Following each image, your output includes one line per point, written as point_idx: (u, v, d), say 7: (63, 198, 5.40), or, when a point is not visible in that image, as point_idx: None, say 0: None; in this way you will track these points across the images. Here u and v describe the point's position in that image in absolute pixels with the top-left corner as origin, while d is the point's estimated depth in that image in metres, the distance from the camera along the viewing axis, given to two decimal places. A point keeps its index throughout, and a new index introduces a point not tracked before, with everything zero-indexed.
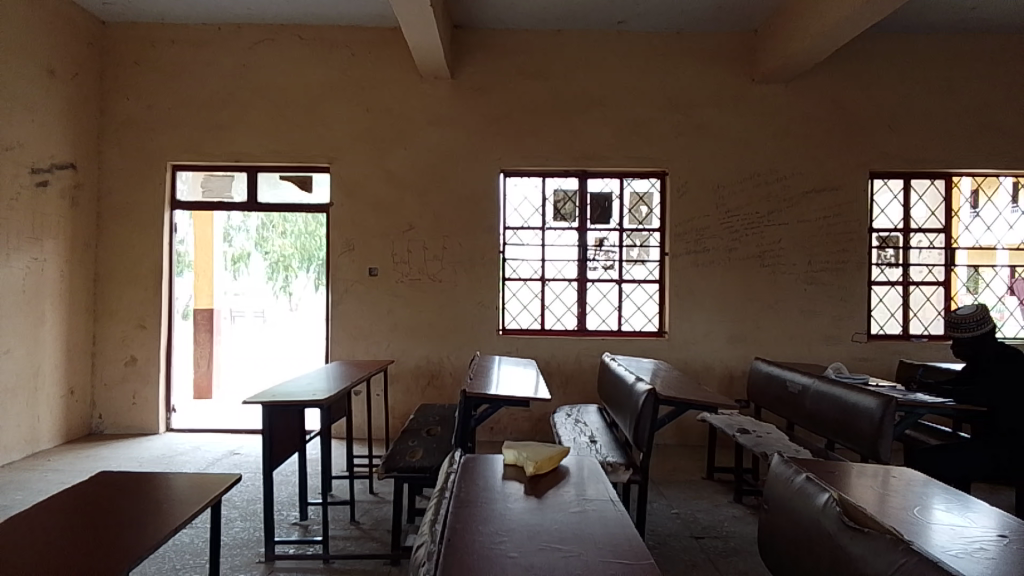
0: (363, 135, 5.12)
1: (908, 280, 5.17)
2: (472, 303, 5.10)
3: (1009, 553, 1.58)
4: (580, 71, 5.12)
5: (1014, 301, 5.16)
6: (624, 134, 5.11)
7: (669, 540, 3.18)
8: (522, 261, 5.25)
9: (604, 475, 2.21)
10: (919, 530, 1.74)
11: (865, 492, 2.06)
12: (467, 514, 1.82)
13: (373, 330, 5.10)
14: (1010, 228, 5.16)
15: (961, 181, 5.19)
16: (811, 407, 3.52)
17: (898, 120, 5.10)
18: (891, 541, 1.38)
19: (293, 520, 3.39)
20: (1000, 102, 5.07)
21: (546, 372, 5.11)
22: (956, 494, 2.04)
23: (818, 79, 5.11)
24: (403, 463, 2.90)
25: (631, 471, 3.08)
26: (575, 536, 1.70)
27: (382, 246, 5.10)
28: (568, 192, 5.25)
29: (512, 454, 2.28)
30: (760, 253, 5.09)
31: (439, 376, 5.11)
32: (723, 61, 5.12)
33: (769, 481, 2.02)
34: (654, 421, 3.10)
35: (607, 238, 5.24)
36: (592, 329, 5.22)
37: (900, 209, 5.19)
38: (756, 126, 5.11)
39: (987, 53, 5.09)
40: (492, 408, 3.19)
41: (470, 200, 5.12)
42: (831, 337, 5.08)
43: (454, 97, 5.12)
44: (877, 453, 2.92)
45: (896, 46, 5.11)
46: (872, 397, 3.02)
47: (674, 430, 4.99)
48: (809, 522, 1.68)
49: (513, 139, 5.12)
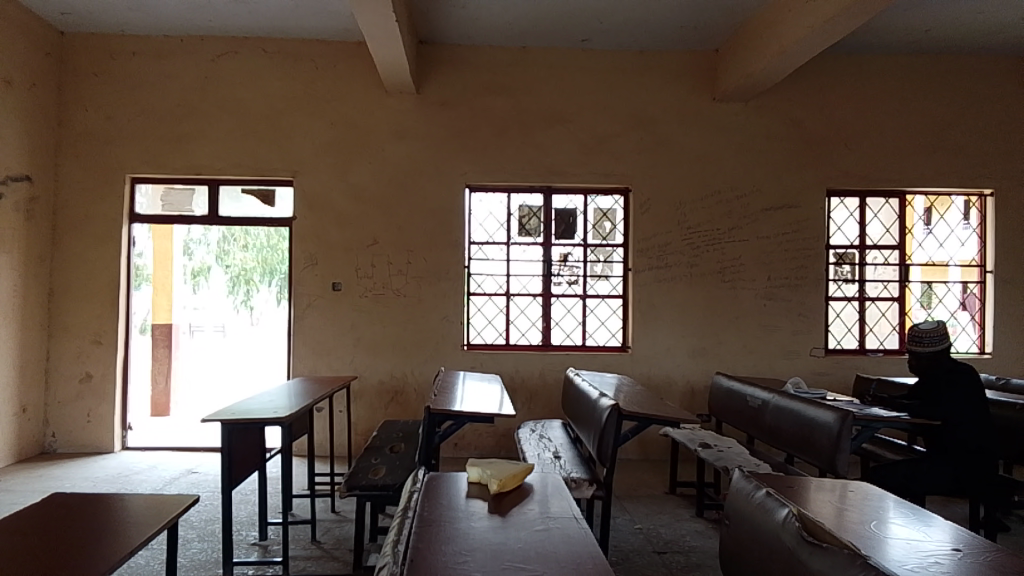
0: (328, 149, 5.09)
1: (865, 296, 5.29)
2: (436, 318, 5.09)
3: (964, 566, 1.62)
4: (545, 87, 5.16)
5: (966, 316, 5.32)
6: (588, 150, 5.16)
7: (632, 555, 3.19)
8: (486, 277, 5.25)
9: (568, 492, 2.21)
10: (876, 544, 1.78)
11: (824, 507, 2.09)
12: (430, 533, 1.81)
13: (336, 344, 5.05)
14: (961, 245, 5.33)
15: (915, 199, 5.35)
16: (771, 421, 3.57)
17: (854, 140, 5.22)
18: (850, 555, 1.41)
19: (252, 540, 3.33)
20: (951, 123, 5.24)
21: (511, 388, 5.10)
22: (913, 508, 2.08)
23: (778, 99, 5.22)
24: (365, 481, 2.86)
25: (594, 486, 3.08)
26: (539, 555, 1.70)
27: (346, 261, 5.06)
28: (533, 207, 5.27)
29: (476, 472, 2.28)
30: (721, 269, 5.16)
31: (403, 392, 5.08)
32: (685, 80, 5.20)
33: (731, 495, 2.04)
34: (617, 436, 3.11)
35: (572, 253, 5.27)
36: (556, 344, 5.24)
37: (856, 226, 5.31)
38: (718, 144, 5.19)
39: (939, 75, 5.25)
40: (456, 424, 3.18)
41: (436, 215, 5.12)
42: (790, 352, 5.17)
43: (420, 112, 5.12)
44: (834, 466, 2.97)
45: (852, 66, 5.25)
46: (830, 411, 3.07)
47: (637, 444, 5.03)
48: (770, 537, 1.71)
49: (478, 155, 5.13)
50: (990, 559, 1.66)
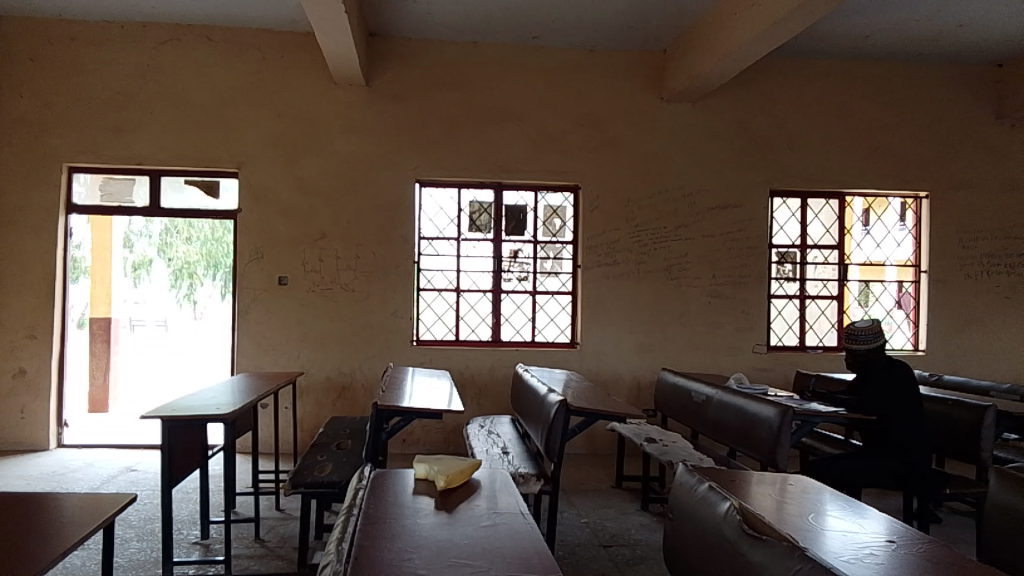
0: (274, 141, 5.00)
1: (805, 294, 5.43)
2: (384, 314, 5.06)
3: (896, 558, 1.68)
4: (495, 82, 5.15)
5: (901, 314, 5.51)
6: (538, 147, 5.18)
7: (578, 549, 3.22)
8: (436, 272, 5.22)
9: (515, 487, 2.22)
10: (814, 536, 1.83)
11: (765, 500, 2.14)
12: (376, 531, 1.80)
13: (282, 340, 4.98)
14: (897, 246, 5.51)
15: (854, 201, 5.51)
16: (715, 416, 3.64)
17: (797, 141, 5.35)
18: (789, 547, 1.45)
19: (193, 539, 3.26)
20: (889, 127, 5.41)
21: (460, 384, 5.09)
22: (849, 501, 2.15)
23: (724, 99, 5.31)
24: (311, 478, 2.82)
25: (542, 481, 3.10)
26: (485, 552, 1.70)
27: (293, 254, 4.98)
28: (483, 203, 5.26)
29: (423, 468, 2.27)
30: (668, 267, 5.24)
31: (350, 388, 5.03)
32: (633, 79, 5.26)
33: (674, 489, 2.07)
34: (565, 431, 3.14)
35: (522, 250, 5.28)
36: (505, 340, 5.25)
37: (798, 226, 5.45)
38: (666, 144, 5.26)
39: (877, 81, 5.42)
40: (404, 420, 3.16)
41: (385, 210, 5.07)
42: (733, 348, 5.28)
43: (369, 105, 5.06)
44: (775, 461, 3.04)
45: (796, 70, 5.36)
46: (771, 407, 3.15)
47: (584, 439, 5.08)
48: (712, 530, 1.74)
49: (429, 150, 5.10)
50: (921, 550, 1.73)
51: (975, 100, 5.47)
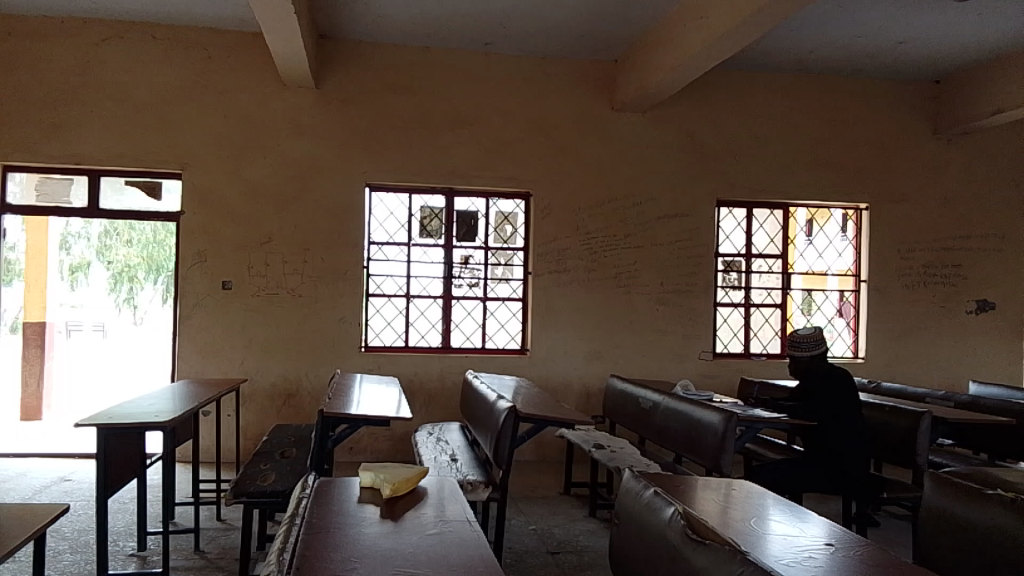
0: (220, 142, 4.90)
1: (750, 302, 5.55)
2: (333, 319, 4.99)
3: (835, 561, 1.72)
4: (447, 88, 5.13)
5: (842, 322, 5.66)
6: (490, 154, 5.17)
7: (527, 557, 3.22)
8: (386, 278, 5.17)
9: (463, 494, 2.21)
10: (756, 540, 1.86)
11: (709, 505, 2.16)
12: (318, 540, 1.77)
13: (226, 346, 4.87)
14: (839, 256, 5.66)
15: (797, 212, 5.64)
16: (662, 423, 3.68)
17: (744, 153, 5.45)
18: (732, 551, 1.48)
19: (130, 551, 3.15)
20: (831, 140, 5.56)
21: (409, 391, 5.05)
22: (791, 506, 2.19)
23: (673, 110, 5.39)
24: (253, 488, 2.75)
25: (490, 488, 3.08)
26: (431, 560, 1.69)
27: (238, 258, 4.88)
28: (434, 208, 5.23)
29: (369, 477, 2.23)
30: (617, 275, 5.29)
31: (296, 395, 4.94)
32: (584, 88, 5.30)
33: (620, 495, 2.08)
34: (514, 438, 3.13)
35: (473, 256, 5.27)
36: (456, 347, 5.22)
37: (743, 235, 5.56)
38: (616, 152, 5.31)
39: (820, 95, 5.56)
40: (351, 428, 3.12)
41: (334, 214, 5.01)
42: (680, 355, 5.36)
43: (318, 108, 4.99)
44: (720, 466, 3.09)
45: (743, 82, 5.47)
46: (716, 413, 3.20)
47: (533, 446, 5.08)
48: (657, 536, 1.76)
49: (379, 154, 5.06)
50: (859, 553, 1.77)
51: (913, 116, 5.66)
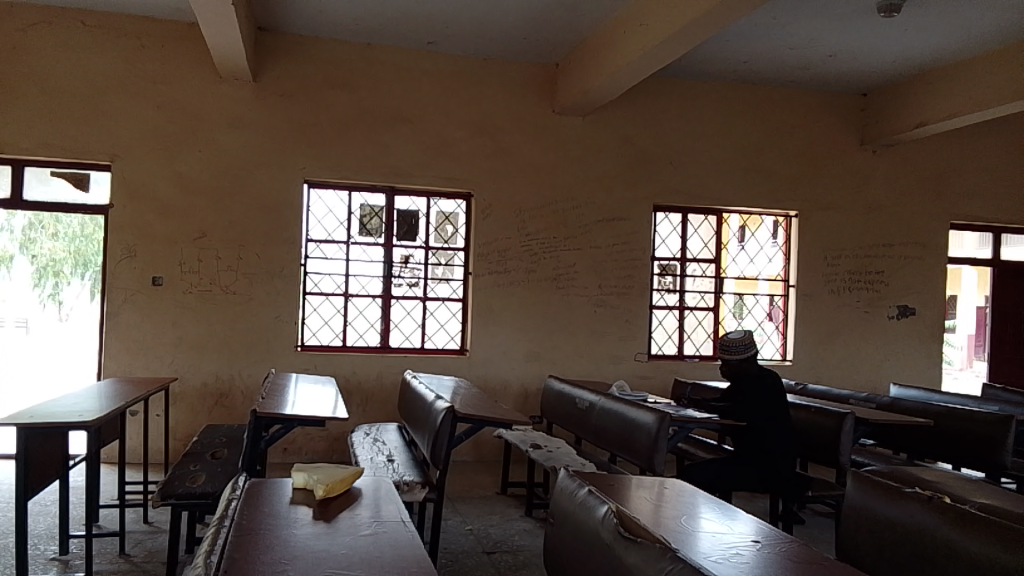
0: (152, 134, 4.76)
1: (684, 305, 5.68)
2: (268, 318, 4.90)
3: (761, 557, 1.77)
4: (389, 86, 5.10)
5: (772, 326, 5.83)
6: (431, 153, 5.16)
7: (462, 557, 3.22)
8: (324, 276, 5.10)
9: (398, 495, 2.21)
10: (686, 538, 1.90)
11: (642, 503, 2.21)
12: (247, 542, 1.75)
13: (156, 343, 4.75)
14: (769, 261, 5.84)
15: (731, 218, 5.79)
16: (597, 423, 3.73)
17: (681, 159, 5.57)
18: (662, 549, 1.53)
19: (51, 554, 3.04)
20: (765, 148, 5.71)
21: (346, 391, 5.00)
22: (721, 504, 2.26)
23: (614, 114, 5.46)
24: (182, 489, 2.69)
25: (427, 489, 3.08)
26: (364, 561, 1.68)
27: (170, 254, 4.77)
28: (374, 207, 5.19)
29: (301, 478, 2.20)
30: (556, 276, 5.33)
31: (228, 394, 4.84)
32: (526, 90, 5.32)
33: (555, 494, 2.11)
34: (451, 438, 3.13)
35: (413, 255, 5.25)
36: (394, 346, 5.19)
37: (678, 240, 5.68)
38: (557, 155, 5.36)
39: (755, 104, 5.71)
40: (285, 428, 3.08)
41: (271, 211, 4.92)
42: (616, 357, 5.45)
43: (256, 102, 4.90)
44: (653, 465, 3.16)
45: (682, 90, 5.58)
46: (650, 413, 3.26)
47: (471, 446, 5.09)
48: (590, 533, 1.79)
49: (318, 151, 4.99)
50: (783, 549, 1.83)
51: (842, 126, 5.87)
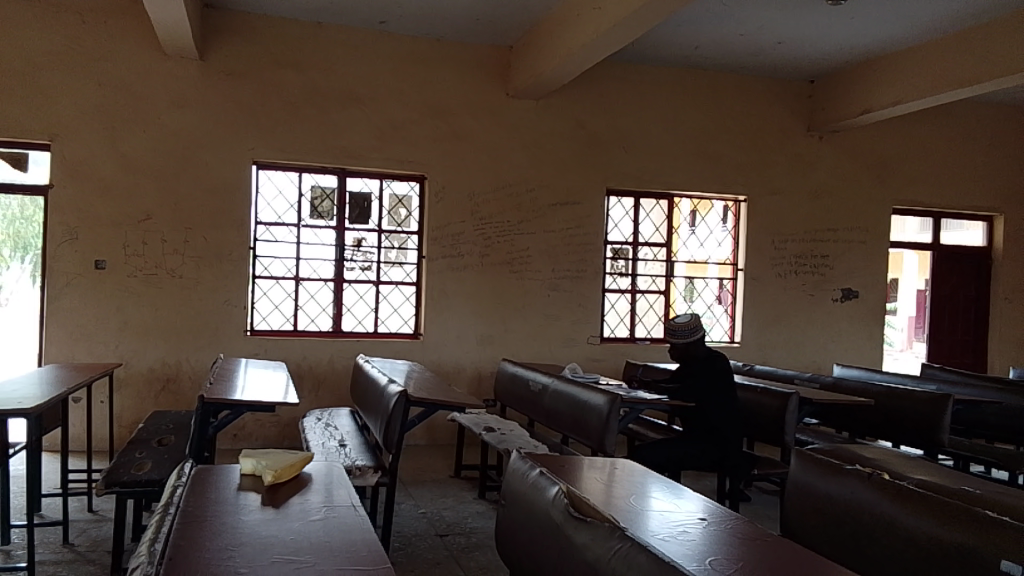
0: (94, 113, 4.61)
1: (636, 288, 5.75)
2: (216, 302, 4.81)
3: (707, 534, 1.81)
4: (340, 66, 5.01)
5: (721, 309, 5.94)
6: (383, 135, 5.10)
7: (415, 540, 3.23)
8: (273, 259, 5.02)
9: (348, 479, 2.20)
10: (635, 516, 1.94)
11: (593, 483, 2.23)
12: (193, 529, 1.72)
13: (100, 328, 4.63)
14: (718, 245, 5.93)
15: (682, 202, 5.87)
16: (550, 405, 3.76)
17: (633, 143, 5.61)
18: (610, 528, 1.56)
19: None
20: (715, 133, 5.79)
21: (297, 375, 4.95)
22: (669, 483, 2.30)
23: (568, 98, 5.46)
24: (127, 476, 2.64)
25: (379, 473, 3.07)
26: (313, 546, 1.68)
27: (113, 237, 4.64)
28: (326, 189, 5.12)
29: (250, 464, 2.17)
30: (509, 260, 5.34)
31: (175, 380, 4.75)
32: (480, 72, 5.28)
33: (507, 476, 2.12)
34: (404, 422, 3.13)
35: (365, 239, 5.19)
36: (347, 331, 5.14)
37: (631, 224, 5.74)
38: (511, 138, 5.35)
39: (706, 90, 5.77)
40: (234, 414, 3.03)
41: (218, 193, 4.82)
42: (569, 339, 5.49)
43: (202, 81, 4.77)
44: (604, 445, 3.21)
45: (635, 74, 5.61)
46: (601, 394, 3.30)
47: (424, 429, 5.09)
48: (542, 514, 1.81)
49: (267, 131, 4.89)
50: (729, 526, 1.88)
51: (790, 113, 5.97)
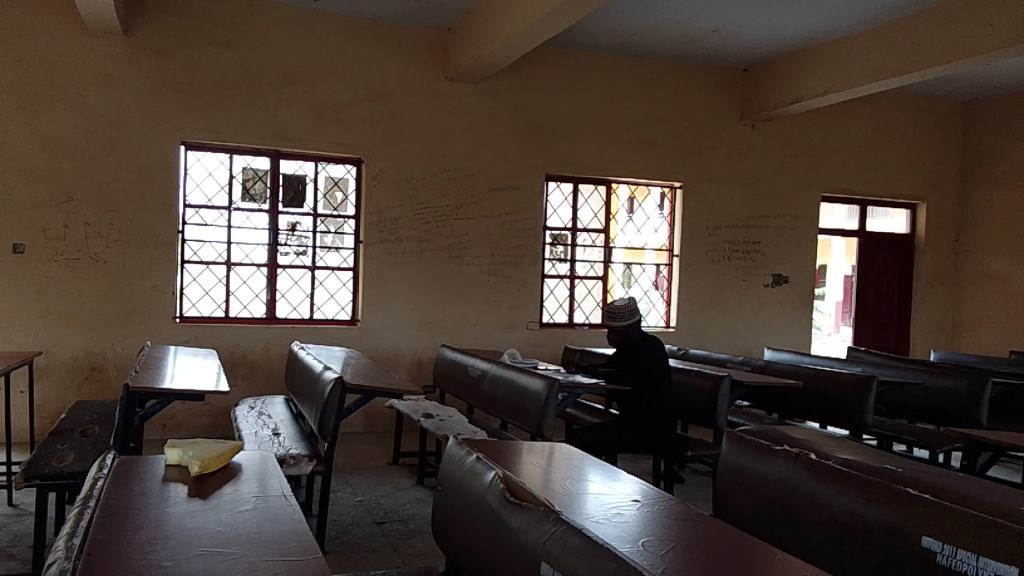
0: (9, 89, 4.38)
1: (575, 274, 5.79)
2: (144, 287, 4.66)
3: (642, 516, 1.83)
4: (273, 45, 4.87)
5: (657, 294, 6.03)
6: (319, 117, 4.99)
7: (351, 528, 3.19)
8: (203, 243, 4.87)
9: (279, 468, 2.14)
10: (571, 500, 1.94)
11: (531, 468, 2.23)
12: (114, 523, 1.65)
13: (18, 314, 4.43)
14: (655, 232, 6.01)
15: (620, 188, 5.91)
16: (489, 391, 3.76)
17: (572, 129, 5.62)
18: (546, 511, 1.55)
19: None
20: (653, 120, 5.85)
21: (230, 363, 4.83)
22: (605, 466, 2.31)
23: (507, 82, 5.43)
24: (47, 469, 2.53)
25: (314, 462, 3.01)
26: (240, 537, 1.63)
27: (32, 219, 4.44)
28: (258, 171, 4.98)
29: (175, 454, 2.11)
30: (449, 245, 5.30)
31: (100, 368, 4.58)
32: (418, 55, 5.20)
33: (444, 462, 2.10)
34: (340, 410, 3.08)
35: (300, 223, 5.08)
36: (282, 317, 5.03)
37: (569, 210, 5.76)
38: (449, 122, 5.29)
39: (643, 77, 5.81)
40: (161, 403, 2.93)
41: (145, 174, 4.65)
42: (509, 325, 5.49)
43: (127, 57, 4.58)
44: (542, 430, 3.22)
45: (574, 60, 5.61)
46: (540, 379, 3.31)
47: (362, 417, 5.03)
48: (478, 500, 1.80)
49: (197, 111, 4.73)
50: (664, 508, 1.90)
51: (725, 101, 6.07)
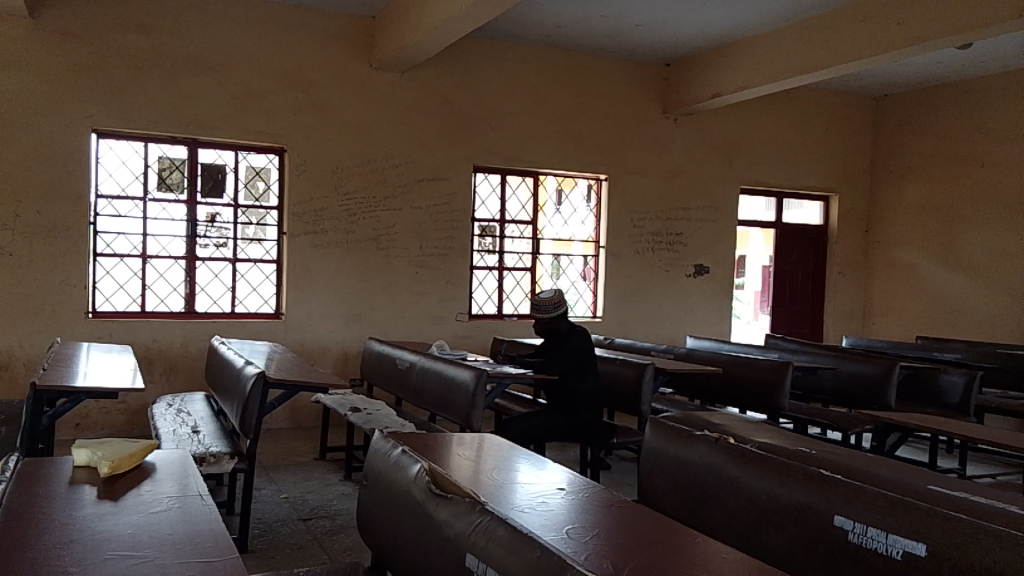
0: None
1: (504, 266, 5.80)
2: (53, 281, 4.45)
3: (567, 504, 1.85)
4: (189, 29, 4.70)
5: (585, 285, 6.09)
6: (239, 105, 4.85)
7: (275, 526, 3.12)
8: (117, 236, 4.68)
9: (196, 466, 2.08)
10: (497, 490, 1.95)
11: (459, 460, 2.23)
12: (15, 529, 1.57)
13: None
14: (582, 223, 6.06)
15: (547, 180, 5.94)
16: (416, 383, 3.73)
17: (499, 120, 5.62)
18: (470, 503, 1.55)
19: None
20: (579, 112, 5.90)
21: (147, 359, 4.67)
22: (533, 456, 2.33)
23: (433, 72, 5.38)
24: None
25: (236, 459, 2.93)
26: (152, 539, 1.58)
27: None
28: (175, 160, 4.80)
29: (84, 455, 2.01)
30: (376, 237, 5.23)
31: (7, 367, 4.37)
32: (341, 42, 5.10)
33: (370, 456, 2.07)
34: (262, 406, 3.01)
35: (220, 214, 4.92)
36: (202, 311, 4.88)
37: (498, 201, 5.76)
38: (374, 112, 5.22)
39: (569, 69, 5.85)
40: (71, 402, 2.81)
41: (53, 163, 4.43)
42: (437, 317, 5.47)
43: (31, 39, 4.35)
44: (469, 421, 3.22)
45: (500, 50, 5.60)
46: (468, 370, 3.31)
47: (287, 412, 4.94)
48: (404, 494, 1.78)
49: (108, 97, 4.53)
50: (589, 496, 1.92)
51: (650, 94, 6.17)
